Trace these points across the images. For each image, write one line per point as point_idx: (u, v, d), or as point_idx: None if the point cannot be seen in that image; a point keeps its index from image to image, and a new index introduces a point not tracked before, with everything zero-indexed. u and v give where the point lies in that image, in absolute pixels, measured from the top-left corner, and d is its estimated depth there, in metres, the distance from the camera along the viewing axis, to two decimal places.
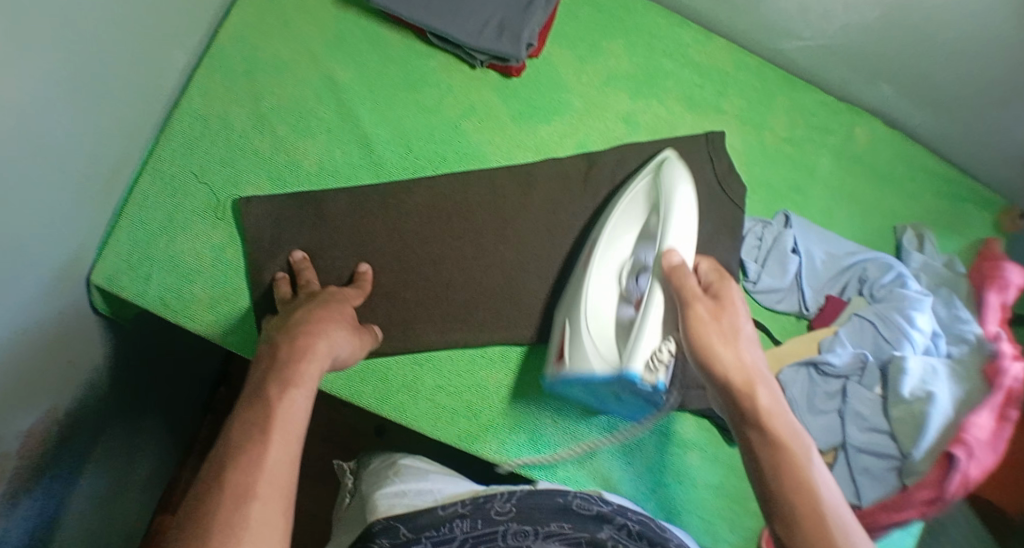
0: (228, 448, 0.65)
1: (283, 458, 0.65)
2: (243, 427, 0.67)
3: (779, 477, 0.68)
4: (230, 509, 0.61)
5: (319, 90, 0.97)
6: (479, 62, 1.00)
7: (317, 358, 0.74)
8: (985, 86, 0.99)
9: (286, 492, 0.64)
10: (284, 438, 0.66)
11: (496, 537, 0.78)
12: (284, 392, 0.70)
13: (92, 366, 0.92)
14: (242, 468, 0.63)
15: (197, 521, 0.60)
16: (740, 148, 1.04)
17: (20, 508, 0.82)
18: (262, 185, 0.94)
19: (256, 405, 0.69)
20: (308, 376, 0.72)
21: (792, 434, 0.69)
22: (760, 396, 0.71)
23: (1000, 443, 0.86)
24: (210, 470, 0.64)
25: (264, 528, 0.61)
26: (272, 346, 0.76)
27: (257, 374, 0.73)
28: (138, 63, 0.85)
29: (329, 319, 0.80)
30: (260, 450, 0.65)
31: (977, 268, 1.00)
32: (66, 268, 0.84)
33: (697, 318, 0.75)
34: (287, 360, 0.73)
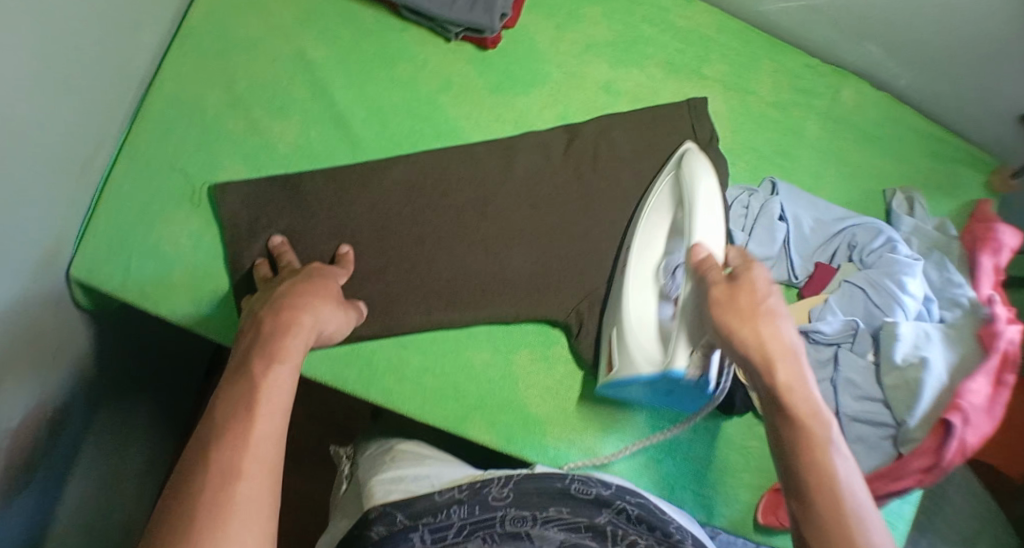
0: (212, 428, 0.64)
1: (269, 435, 0.64)
2: (226, 407, 0.65)
3: (796, 457, 0.64)
4: (217, 488, 0.59)
5: (292, 69, 0.95)
6: (454, 35, 0.98)
7: (301, 334, 0.74)
8: (973, 42, 0.97)
9: (273, 469, 0.63)
10: (269, 415, 0.65)
11: (494, 522, 0.75)
12: (267, 369, 0.68)
13: (76, 359, 0.91)
14: (227, 447, 0.62)
15: (182, 503, 0.59)
16: (725, 115, 1.02)
17: (16, 504, 0.81)
18: (238, 169, 0.92)
19: (239, 383, 0.67)
20: (293, 353, 0.71)
21: (809, 412, 0.65)
22: (778, 370, 0.66)
23: (997, 408, 0.85)
24: (194, 451, 0.62)
25: (251, 505, 0.60)
26: (253, 323, 0.75)
27: (239, 354, 0.72)
28: (107, 48, 0.83)
29: (314, 294, 0.80)
30: (245, 428, 0.63)
31: (971, 231, 0.98)
32: (45, 262, 0.82)
33: (715, 295, 0.71)
34: (270, 338, 0.72)
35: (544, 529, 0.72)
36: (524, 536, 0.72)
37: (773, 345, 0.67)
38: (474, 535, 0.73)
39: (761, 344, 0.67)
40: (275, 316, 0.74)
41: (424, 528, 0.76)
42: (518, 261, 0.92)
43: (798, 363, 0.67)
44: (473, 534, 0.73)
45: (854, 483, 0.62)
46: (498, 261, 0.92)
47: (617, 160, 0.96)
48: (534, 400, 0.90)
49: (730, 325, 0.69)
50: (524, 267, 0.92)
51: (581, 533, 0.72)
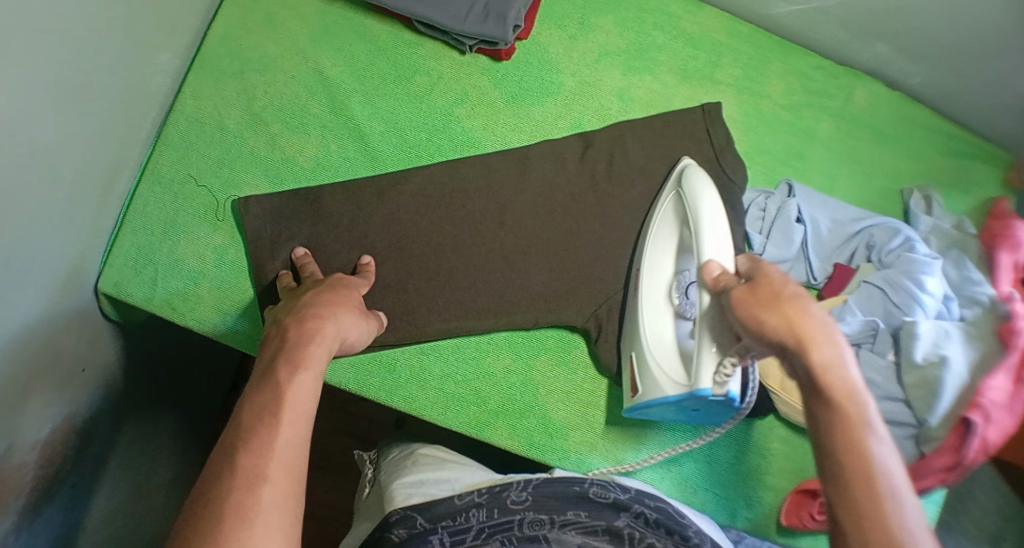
0: (238, 432, 0.65)
1: (292, 440, 0.66)
2: (253, 411, 0.67)
3: (833, 439, 0.65)
4: (242, 491, 0.61)
5: (310, 85, 0.97)
6: (468, 47, 0.99)
7: (323, 341, 0.75)
8: (985, 39, 0.97)
9: (296, 474, 0.64)
10: (293, 421, 0.67)
11: (513, 527, 0.77)
12: (294, 375, 0.70)
13: (104, 372, 0.93)
14: (253, 451, 0.64)
15: (209, 506, 0.60)
16: (738, 119, 1.02)
17: (44, 515, 0.83)
18: (260, 184, 0.94)
19: (266, 388, 0.69)
20: (316, 360, 0.73)
21: (849, 392, 0.65)
22: (817, 351, 0.66)
23: (1017, 404, 0.85)
24: (221, 455, 0.64)
25: (275, 510, 0.61)
26: (278, 329, 0.77)
27: (264, 360, 0.74)
28: (129, 69, 0.86)
29: (336, 301, 0.82)
30: (271, 433, 0.65)
31: (988, 228, 0.97)
32: (72, 278, 0.85)
33: (739, 294, 0.71)
34: (294, 344, 0.74)
35: (561, 534, 0.76)
36: (540, 539, 0.75)
37: (808, 327, 0.67)
38: (493, 538, 0.76)
39: (795, 329, 0.67)
40: (299, 323, 0.76)
41: (444, 531, 0.78)
42: (535, 267, 0.94)
43: (835, 342, 0.67)
44: (492, 537, 0.76)
45: (891, 462, 0.63)
46: (516, 268, 0.93)
47: (632, 166, 0.97)
48: (554, 405, 0.91)
49: (760, 317, 0.68)
50: (541, 273, 0.93)
51: (597, 536, 0.76)
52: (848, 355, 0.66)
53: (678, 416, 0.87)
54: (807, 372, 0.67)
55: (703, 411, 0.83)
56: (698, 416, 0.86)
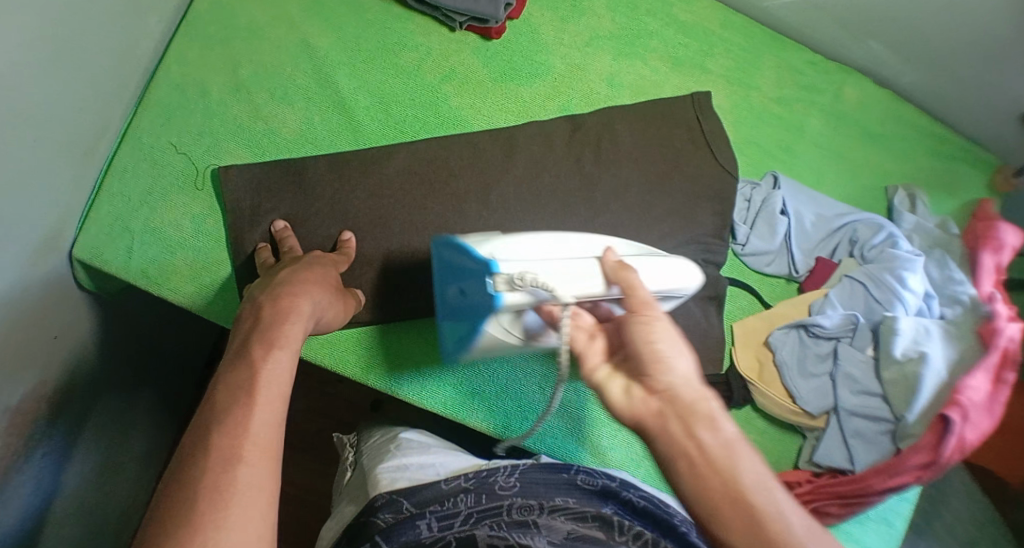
0: (211, 413, 0.64)
1: (268, 420, 0.64)
2: (227, 390, 0.66)
3: (707, 496, 0.59)
4: (217, 472, 0.60)
5: (296, 56, 0.96)
6: (459, 24, 0.99)
7: (299, 320, 0.74)
8: (974, 37, 0.97)
9: (271, 455, 0.63)
10: (267, 400, 0.65)
11: (502, 511, 0.76)
12: (265, 355, 0.69)
13: (81, 341, 0.91)
14: (227, 432, 0.62)
15: (185, 488, 0.59)
16: (726, 109, 1.02)
17: (14, 483, 0.81)
18: (242, 154, 0.93)
19: (239, 367, 0.68)
20: (291, 341, 0.71)
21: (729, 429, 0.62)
22: (694, 398, 0.63)
23: (996, 406, 0.85)
24: (196, 435, 0.62)
25: (252, 490, 0.60)
26: (252, 308, 0.75)
27: (237, 339, 0.72)
28: (114, 29, 0.84)
29: (314, 279, 0.80)
30: (245, 413, 0.64)
31: (971, 230, 0.98)
32: (49, 240, 0.83)
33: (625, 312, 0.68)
34: (269, 324, 0.72)
35: (551, 518, 0.74)
36: (530, 523, 0.73)
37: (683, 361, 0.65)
38: (482, 522, 0.74)
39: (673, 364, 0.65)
40: (275, 301, 0.75)
41: (431, 516, 0.76)
42: None
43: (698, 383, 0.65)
44: (481, 521, 0.74)
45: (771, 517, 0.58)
46: None
47: (619, 152, 0.97)
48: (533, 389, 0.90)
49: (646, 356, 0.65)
50: None
51: (587, 522, 0.74)
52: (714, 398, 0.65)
53: (441, 299, 0.78)
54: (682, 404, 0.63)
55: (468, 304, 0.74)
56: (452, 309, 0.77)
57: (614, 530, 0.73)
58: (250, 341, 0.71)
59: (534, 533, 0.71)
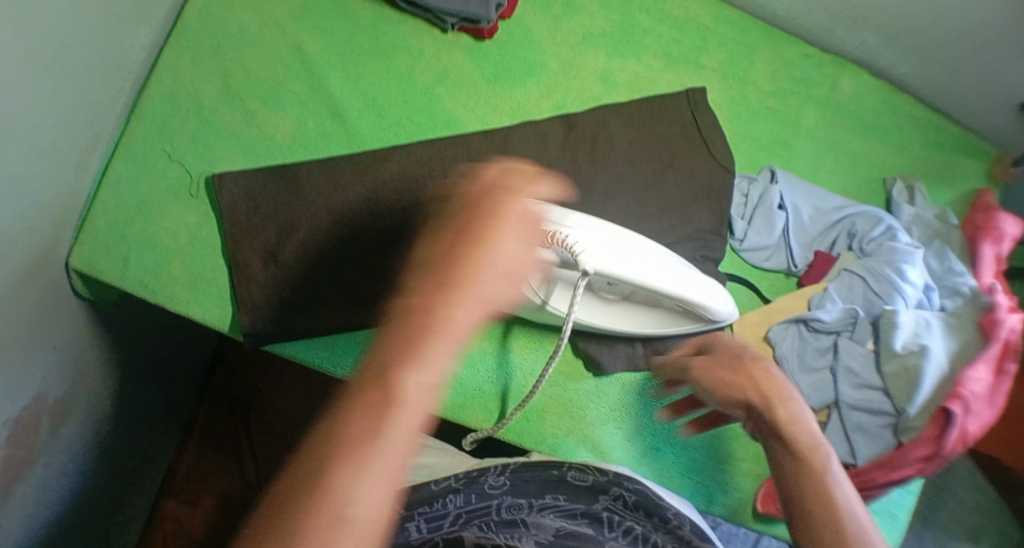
0: (313, 454, 0.58)
1: (380, 471, 0.58)
2: (347, 426, 0.58)
3: (812, 490, 0.68)
4: (315, 529, 0.55)
5: (289, 61, 0.96)
6: (450, 25, 0.98)
7: (458, 329, 0.65)
8: (970, 26, 0.96)
9: (384, 513, 0.57)
10: (386, 444, 0.58)
11: (490, 511, 0.77)
12: (433, 389, 0.61)
13: (81, 353, 0.91)
14: (335, 482, 0.56)
15: (276, 538, 0.55)
16: (722, 104, 1.02)
17: (15, 496, 0.82)
18: (237, 161, 0.93)
19: (378, 393, 0.60)
20: (443, 365, 0.62)
21: (808, 443, 0.71)
22: (769, 410, 0.74)
23: (998, 397, 0.85)
24: (292, 470, 0.58)
25: (352, 527, 0.55)
26: (404, 317, 0.64)
27: (384, 345, 0.62)
28: (105, 39, 0.84)
29: (510, 255, 0.69)
30: (377, 461, 0.58)
31: (970, 220, 0.98)
32: (45, 253, 0.83)
33: (701, 361, 0.79)
34: (440, 343, 0.63)
35: (539, 516, 0.74)
36: (518, 522, 0.73)
37: (768, 384, 0.75)
38: (470, 522, 0.75)
39: (761, 387, 0.75)
40: (467, 309, 0.65)
41: (421, 517, 0.78)
42: None
43: (796, 402, 0.74)
44: (469, 522, 0.75)
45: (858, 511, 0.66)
46: None
47: (615, 150, 0.97)
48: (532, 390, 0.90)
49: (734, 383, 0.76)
50: None
51: (576, 519, 0.74)
52: (807, 413, 0.73)
53: None
54: (771, 427, 0.73)
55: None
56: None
57: (603, 526, 0.73)
58: (432, 362, 0.62)
59: (522, 532, 0.72)
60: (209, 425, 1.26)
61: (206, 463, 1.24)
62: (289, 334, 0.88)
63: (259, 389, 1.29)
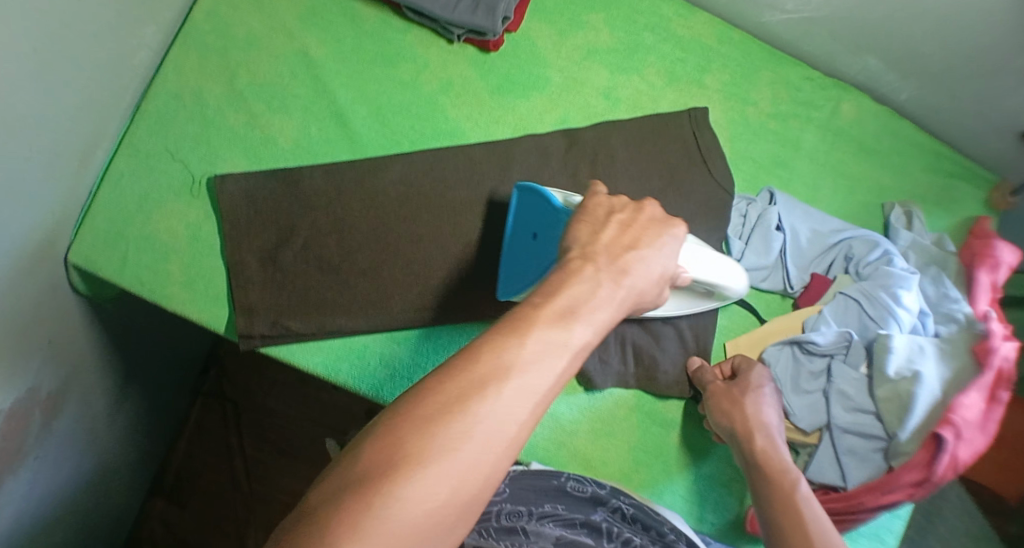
0: (481, 358, 0.55)
1: (533, 397, 0.55)
2: (504, 345, 0.56)
3: (785, 502, 0.75)
4: (451, 432, 0.52)
5: (294, 66, 0.97)
6: (456, 36, 0.99)
7: (620, 290, 0.63)
8: (971, 55, 0.97)
9: (522, 439, 0.54)
10: (547, 373, 0.56)
11: (490, 517, 0.79)
12: (588, 334, 0.59)
13: (77, 348, 0.91)
14: (493, 393, 0.53)
15: (399, 439, 0.51)
16: (724, 124, 1.02)
17: (4, 489, 0.82)
18: (239, 163, 0.93)
19: (547, 321, 0.58)
20: (600, 318, 0.60)
21: (781, 468, 0.79)
22: (752, 439, 0.82)
23: (988, 424, 0.85)
24: (436, 387, 0.54)
25: (477, 462, 0.52)
26: (591, 271, 0.63)
27: (573, 290, 0.61)
28: (112, 37, 0.84)
29: (660, 250, 0.68)
30: (527, 385, 0.55)
31: (968, 247, 0.98)
32: (44, 247, 0.83)
33: (714, 386, 0.88)
34: (571, 288, 0.61)
35: (539, 525, 0.77)
36: (519, 531, 0.77)
37: (753, 415, 0.84)
38: (471, 528, 0.78)
39: (747, 417, 0.84)
40: (597, 271, 0.63)
41: None
42: None
43: (772, 434, 0.83)
44: (470, 528, 0.78)
45: (827, 519, 0.73)
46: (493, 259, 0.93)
47: (615, 166, 0.97)
48: None
49: (724, 412, 0.85)
50: None
51: (576, 529, 0.77)
52: (781, 444, 0.82)
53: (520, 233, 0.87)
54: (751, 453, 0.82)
55: (535, 250, 0.85)
56: (519, 247, 0.87)
57: (602, 539, 0.77)
58: (587, 310, 0.60)
59: (523, 541, 0.75)
60: (202, 426, 1.26)
61: (197, 464, 1.24)
62: (284, 337, 0.88)
63: (251, 393, 1.28)
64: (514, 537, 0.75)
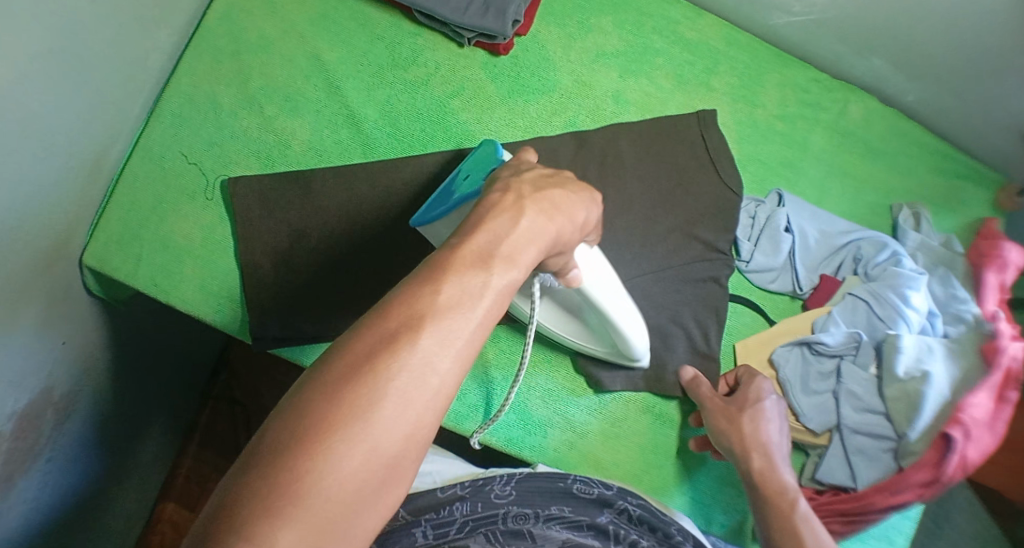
0: (392, 312, 0.50)
1: (454, 346, 0.50)
2: (417, 292, 0.51)
3: (784, 529, 0.78)
4: (361, 395, 0.47)
5: (306, 69, 0.98)
6: (466, 40, 1.00)
7: (543, 222, 0.58)
8: (977, 56, 0.98)
9: (445, 392, 0.49)
10: (470, 319, 0.51)
11: (496, 519, 0.77)
12: (513, 273, 0.54)
13: (90, 349, 0.91)
14: (407, 346, 0.49)
15: (305, 410, 0.47)
16: (732, 125, 1.03)
17: (17, 489, 0.82)
18: (251, 166, 0.94)
19: (465, 265, 0.53)
20: (526, 254, 0.55)
21: (780, 491, 0.80)
22: (750, 458, 0.83)
23: (999, 424, 0.86)
24: (342, 349, 0.49)
25: (397, 421, 0.47)
26: (513, 200, 0.58)
27: (489, 229, 0.56)
28: (127, 40, 0.85)
29: (584, 199, 0.63)
30: (446, 334, 0.50)
31: (975, 248, 0.99)
32: (59, 249, 0.84)
33: (713, 407, 0.87)
34: (488, 225, 0.56)
35: (546, 527, 0.76)
36: (525, 533, 0.75)
37: (751, 436, 0.84)
38: (476, 531, 0.76)
39: (745, 438, 0.84)
40: (522, 205, 0.58)
41: (427, 524, 0.77)
42: None
43: (770, 452, 0.83)
44: (476, 530, 0.76)
45: (826, 542, 0.76)
46: None
47: (624, 168, 0.98)
48: (535, 402, 0.91)
49: (722, 432, 0.85)
50: None
51: (583, 530, 0.76)
52: (780, 463, 0.83)
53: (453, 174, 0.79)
54: (750, 473, 0.83)
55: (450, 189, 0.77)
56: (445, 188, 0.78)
57: (610, 539, 0.76)
58: (513, 248, 0.55)
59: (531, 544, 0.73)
60: (212, 428, 1.27)
61: (206, 467, 1.24)
62: (296, 338, 0.89)
63: (260, 396, 1.29)
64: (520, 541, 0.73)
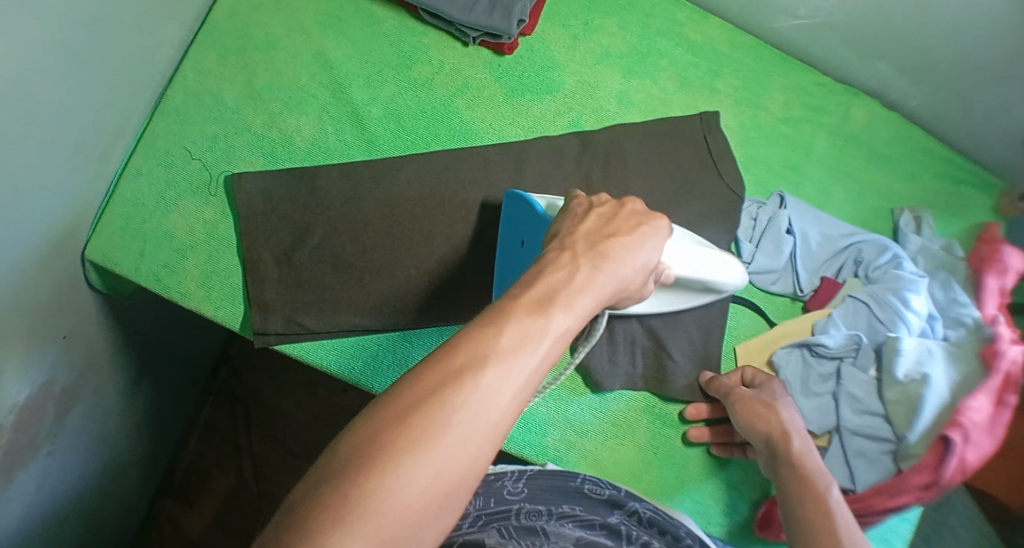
0: (458, 349, 0.52)
1: (515, 386, 0.52)
2: (480, 334, 0.53)
3: (815, 502, 0.74)
4: (426, 424, 0.49)
5: (311, 67, 0.98)
6: (471, 39, 1.00)
7: (597, 276, 0.61)
8: (980, 61, 0.98)
9: (503, 427, 0.51)
10: (530, 361, 0.53)
11: (509, 514, 0.78)
12: (571, 318, 0.57)
13: (92, 343, 0.91)
14: (471, 385, 0.51)
15: (377, 435, 0.49)
16: (735, 127, 1.03)
17: (17, 483, 0.82)
18: (255, 162, 0.94)
19: (525, 310, 0.55)
20: (583, 304, 0.58)
21: (817, 470, 0.78)
22: (788, 441, 0.82)
23: (999, 428, 0.85)
24: (410, 382, 0.51)
25: (457, 448, 0.49)
26: (570, 257, 0.62)
27: (553, 278, 0.59)
28: (133, 35, 0.85)
29: (641, 244, 0.66)
30: (508, 372, 0.52)
31: (977, 252, 0.98)
32: (62, 242, 0.84)
33: (741, 394, 0.87)
34: (549, 275, 0.59)
35: (559, 525, 0.77)
36: (538, 529, 0.75)
37: (790, 421, 0.83)
38: (489, 526, 0.75)
39: (784, 423, 0.83)
40: (582, 260, 0.62)
41: None
42: None
43: (807, 440, 0.82)
44: (489, 524, 0.76)
45: (855, 527, 0.72)
46: None
47: (628, 169, 0.98)
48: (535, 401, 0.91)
49: (759, 416, 0.84)
50: None
51: (596, 529, 0.77)
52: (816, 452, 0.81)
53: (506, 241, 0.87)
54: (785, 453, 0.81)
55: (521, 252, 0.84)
56: (510, 257, 0.86)
57: (622, 539, 0.76)
58: (569, 297, 0.58)
59: (543, 540, 0.73)
60: (212, 426, 1.27)
61: (207, 465, 1.25)
62: (299, 334, 0.89)
63: (260, 393, 1.29)
64: (534, 537, 0.73)
